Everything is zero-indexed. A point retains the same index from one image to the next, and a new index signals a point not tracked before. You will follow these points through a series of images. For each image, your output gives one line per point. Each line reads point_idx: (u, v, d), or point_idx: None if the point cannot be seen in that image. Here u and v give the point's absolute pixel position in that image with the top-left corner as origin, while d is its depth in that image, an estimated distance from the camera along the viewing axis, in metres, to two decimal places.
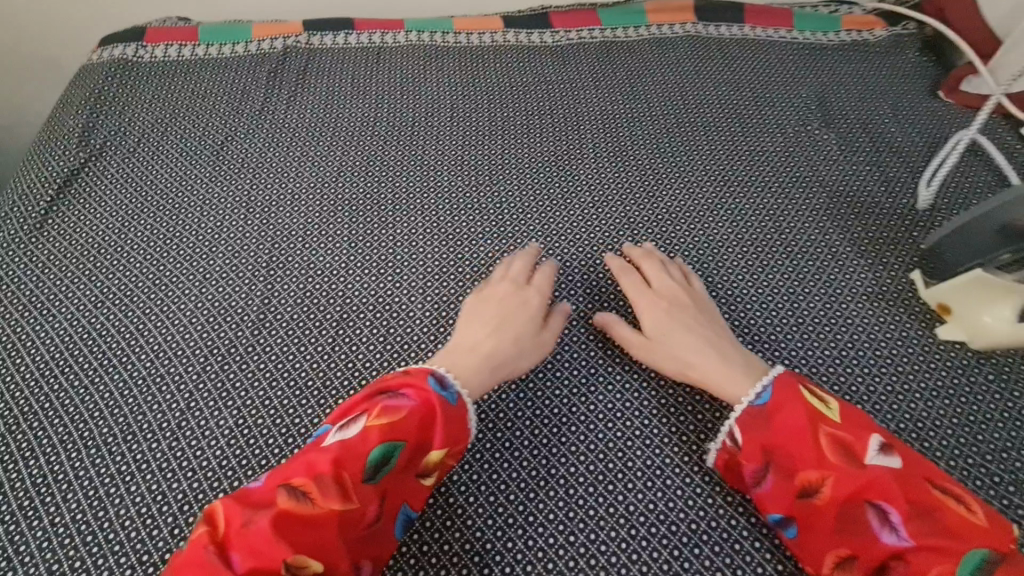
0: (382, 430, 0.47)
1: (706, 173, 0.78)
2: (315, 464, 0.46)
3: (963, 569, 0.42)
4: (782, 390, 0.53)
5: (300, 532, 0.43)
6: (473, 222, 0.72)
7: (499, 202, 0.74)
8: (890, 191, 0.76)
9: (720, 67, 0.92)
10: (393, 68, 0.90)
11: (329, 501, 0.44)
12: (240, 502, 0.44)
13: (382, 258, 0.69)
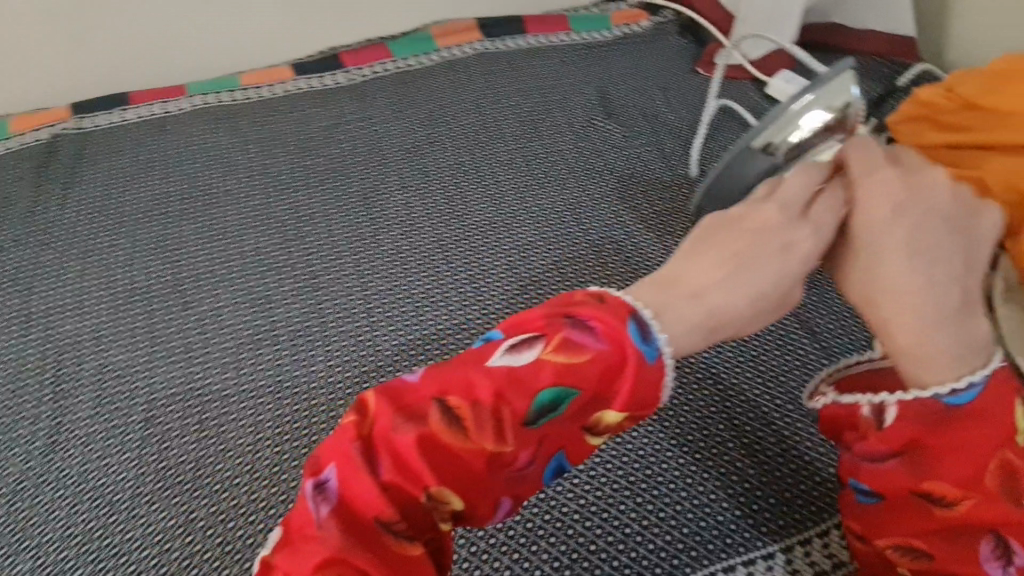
0: (561, 370, 0.43)
1: (507, 183, 0.83)
2: (476, 385, 0.44)
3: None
4: (994, 392, 0.44)
5: (429, 470, 0.42)
6: (281, 280, 0.71)
7: (308, 254, 0.74)
8: (669, 165, 0.85)
9: (510, 77, 0.97)
10: (178, 136, 0.86)
11: (482, 437, 0.43)
12: (392, 405, 0.44)
13: (189, 343, 0.66)
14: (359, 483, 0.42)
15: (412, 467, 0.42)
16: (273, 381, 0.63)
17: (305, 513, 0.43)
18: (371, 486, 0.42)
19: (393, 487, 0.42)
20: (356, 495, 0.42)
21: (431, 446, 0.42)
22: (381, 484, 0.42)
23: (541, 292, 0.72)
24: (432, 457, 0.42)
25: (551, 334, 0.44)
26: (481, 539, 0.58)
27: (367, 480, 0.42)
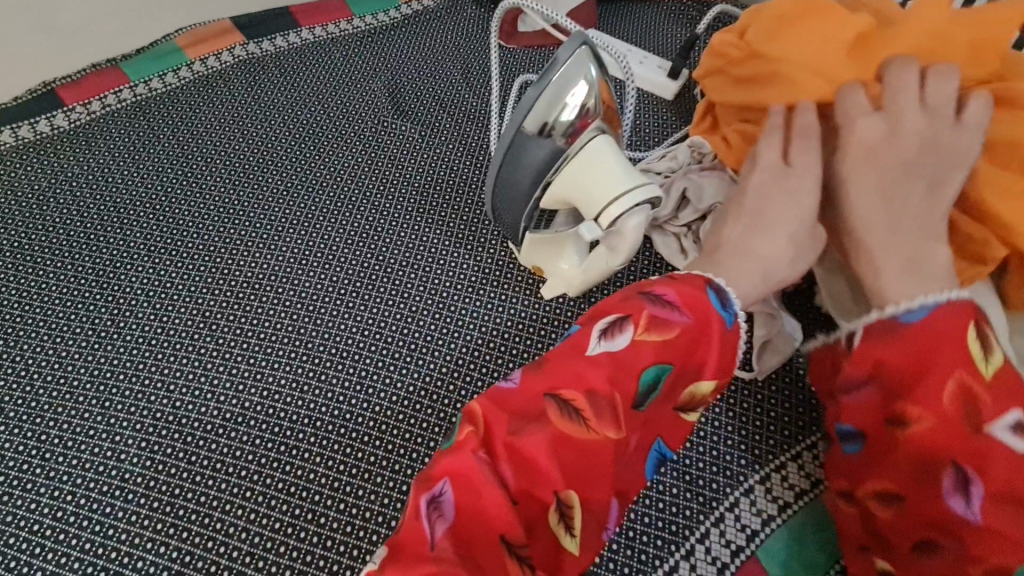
0: (659, 349, 0.42)
1: (286, 221, 0.71)
2: (586, 377, 0.41)
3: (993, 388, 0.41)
4: (954, 320, 0.43)
5: (557, 475, 0.40)
6: (5, 412, 0.59)
7: (38, 368, 0.61)
8: (474, 163, 0.75)
9: (282, 87, 0.82)
10: None
11: (603, 424, 0.41)
12: (505, 414, 0.41)
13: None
14: (529, 472, 0.39)
15: (531, 479, 0.39)
16: (7, 554, 0.52)
17: (417, 529, 0.37)
18: (552, 474, 0.39)
19: (539, 491, 0.39)
20: (527, 487, 0.39)
21: (543, 461, 0.39)
22: (546, 479, 0.39)
23: (333, 348, 0.62)
24: (557, 470, 0.40)
25: (638, 316, 0.43)
26: None
27: (522, 475, 0.39)
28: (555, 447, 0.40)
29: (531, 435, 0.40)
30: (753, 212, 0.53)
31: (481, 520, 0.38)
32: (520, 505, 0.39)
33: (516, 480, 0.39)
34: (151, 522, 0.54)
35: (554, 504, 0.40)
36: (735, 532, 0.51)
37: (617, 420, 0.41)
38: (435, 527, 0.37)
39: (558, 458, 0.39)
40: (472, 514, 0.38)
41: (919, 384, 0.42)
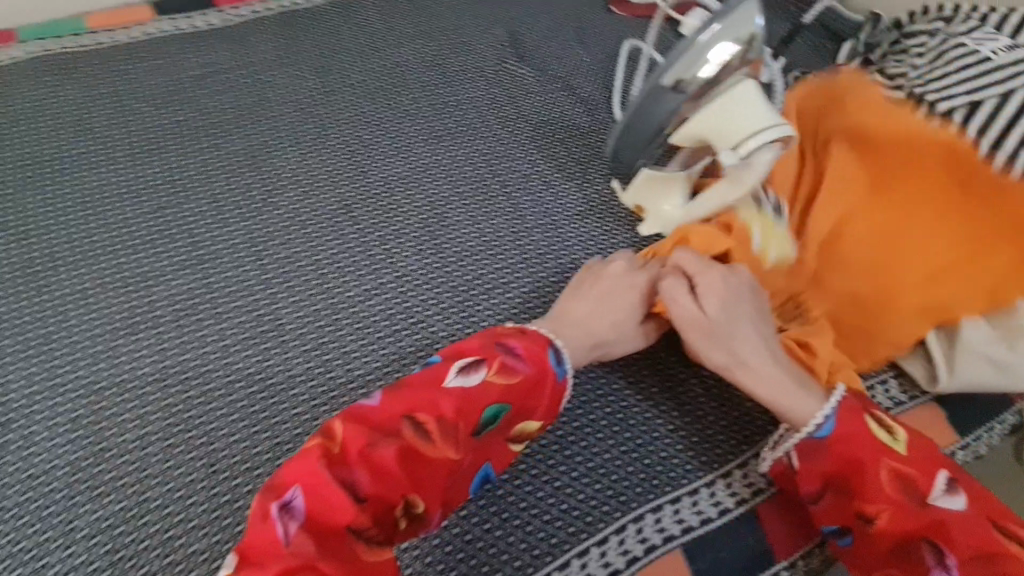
0: (504, 391, 0.49)
1: (416, 133, 0.77)
2: (416, 408, 0.47)
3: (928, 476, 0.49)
4: (846, 419, 0.51)
5: (461, 450, 0.47)
6: (166, 253, 0.65)
7: (192, 221, 0.67)
8: (587, 111, 0.81)
9: (413, 18, 0.88)
10: (22, 94, 0.74)
11: (446, 445, 0.47)
12: (364, 427, 0.45)
13: (53, 341, 0.59)
14: (440, 441, 0.46)
15: (388, 475, 0.44)
16: (171, 369, 0.58)
17: (266, 535, 0.40)
18: (446, 444, 0.46)
19: (434, 463, 0.46)
20: (421, 459, 0.45)
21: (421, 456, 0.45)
22: (451, 455, 0.46)
23: (459, 246, 0.68)
24: (466, 441, 0.48)
25: (491, 361, 0.50)
26: None
27: (398, 469, 0.44)
28: (461, 425, 0.47)
29: (405, 434, 0.46)
30: (601, 292, 0.58)
31: (368, 495, 0.43)
32: (415, 481, 0.45)
33: (419, 455, 0.45)
34: (300, 364, 0.59)
35: (443, 485, 0.46)
36: (756, 475, 0.58)
37: (518, 406, 0.50)
38: (324, 505, 0.42)
39: (473, 424, 0.48)
40: (377, 484, 0.44)
41: (861, 441, 0.50)
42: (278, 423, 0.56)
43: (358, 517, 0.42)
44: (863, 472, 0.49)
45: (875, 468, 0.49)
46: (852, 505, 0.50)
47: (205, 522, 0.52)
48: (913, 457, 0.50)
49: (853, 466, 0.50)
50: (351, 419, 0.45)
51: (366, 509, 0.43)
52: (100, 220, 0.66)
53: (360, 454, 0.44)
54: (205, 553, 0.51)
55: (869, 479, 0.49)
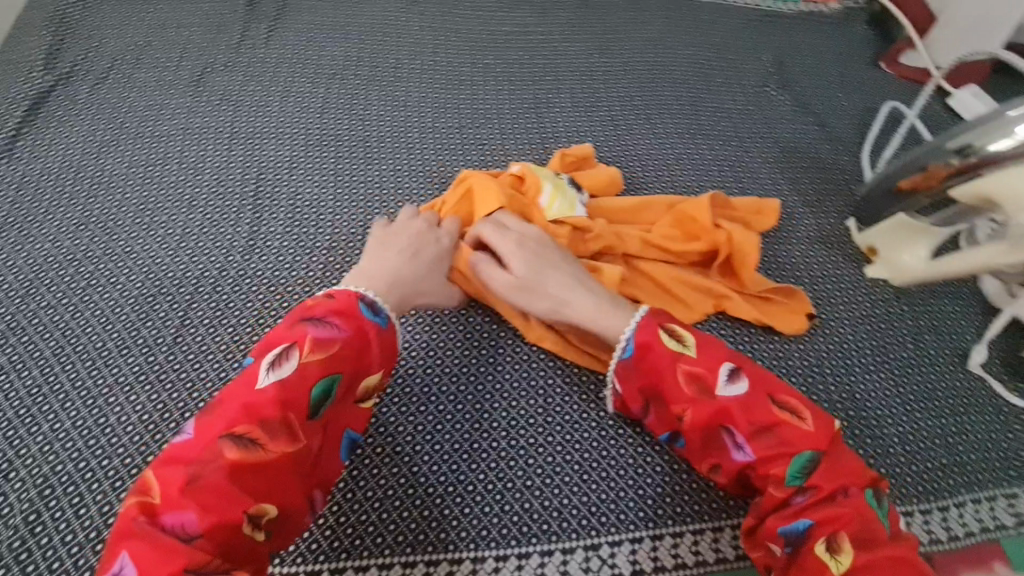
0: (664, 358, 0.53)
1: (674, 126, 0.85)
2: (253, 408, 0.44)
3: (793, 466, 0.49)
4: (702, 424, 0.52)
5: (723, 413, 0.51)
6: (459, 161, 0.76)
7: (482, 142, 0.78)
8: (835, 150, 0.84)
9: (689, 28, 0.97)
10: (373, 10, 0.90)
11: (278, 444, 0.44)
12: (249, 423, 0.43)
13: (367, 192, 0.71)
14: (667, 385, 0.52)
15: (665, 382, 0.53)
16: None
17: (207, 502, 0.40)
18: (678, 390, 0.52)
19: (675, 407, 0.52)
20: (670, 394, 0.52)
21: (708, 389, 0.51)
22: (682, 405, 0.52)
23: None
24: (676, 399, 0.52)
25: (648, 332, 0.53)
26: (610, 427, 0.60)
27: (672, 383, 0.52)
28: (686, 387, 0.52)
29: (687, 362, 0.52)
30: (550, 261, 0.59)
31: (317, 374, 0.47)
32: (659, 404, 0.54)
33: (714, 395, 0.51)
34: None
35: (640, 408, 0.56)
36: (954, 523, 0.58)
37: (762, 420, 0.50)
38: (623, 363, 0.55)
39: (726, 404, 0.51)
40: (627, 377, 0.55)
41: (779, 431, 0.50)
42: None
43: (305, 393, 0.46)
44: (773, 450, 0.50)
45: (778, 456, 0.49)
46: (738, 473, 0.52)
47: (459, 380, 0.61)
48: (789, 451, 0.49)
49: (767, 446, 0.50)
50: (649, 320, 0.54)
51: (652, 403, 0.55)
52: (416, 119, 0.79)
53: (319, 332, 0.48)
54: (455, 403, 0.60)
55: (762, 458, 0.50)
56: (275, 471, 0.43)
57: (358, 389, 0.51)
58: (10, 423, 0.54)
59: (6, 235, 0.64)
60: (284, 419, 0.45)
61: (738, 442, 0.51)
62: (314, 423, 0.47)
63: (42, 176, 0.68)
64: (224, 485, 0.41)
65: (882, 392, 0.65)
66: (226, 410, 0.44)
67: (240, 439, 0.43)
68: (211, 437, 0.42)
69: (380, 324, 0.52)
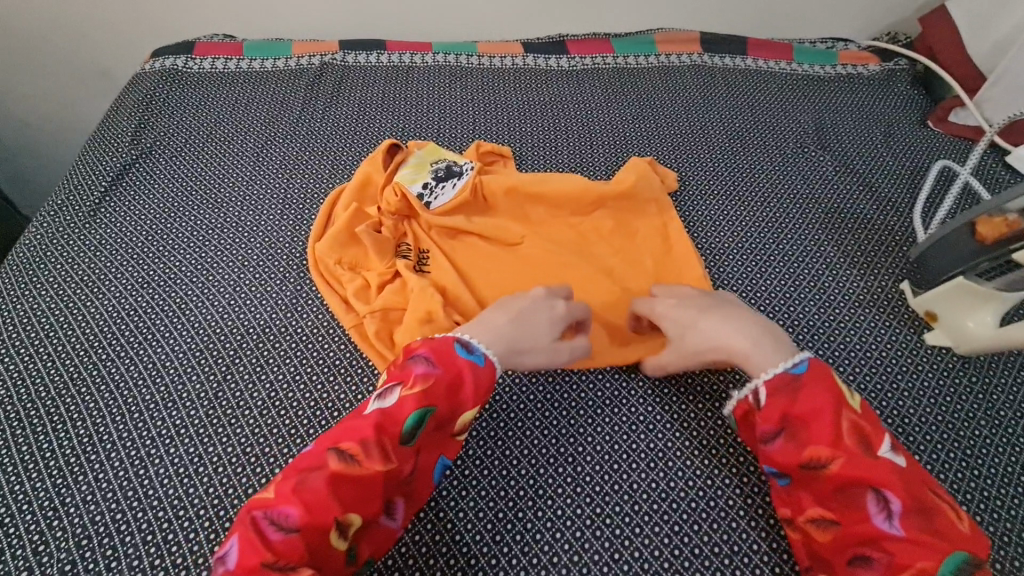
0: (817, 406, 0.51)
1: (708, 189, 0.85)
2: (354, 428, 0.50)
3: (945, 567, 0.43)
4: (816, 371, 0.53)
5: (877, 470, 0.47)
6: None
7: None
8: (883, 211, 0.81)
9: (725, 93, 0.99)
10: (421, 85, 0.98)
11: (372, 464, 0.48)
12: (353, 441, 0.49)
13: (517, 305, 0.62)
14: (817, 420, 0.50)
15: (817, 422, 0.50)
16: None
17: (294, 494, 0.46)
18: (824, 428, 0.50)
19: (818, 443, 0.50)
20: (813, 431, 0.50)
21: (870, 447, 0.49)
22: (824, 446, 0.49)
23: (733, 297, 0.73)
24: (825, 442, 0.49)
25: (819, 368, 0.53)
26: (642, 502, 0.57)
27: (826, 422, 0.50)
28: (846, 436, 0.49)
29: (848, 412, 0.50)
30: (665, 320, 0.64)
31: (414, 406, 0.51)
32: (797, 434, 0.51)
33: (872, 452, 0.48)
34: None
35: (770, 431, 0.52)
36: None
37: (921, 494, 0.47)
38: (782, 381, 0.53)
39: (885, 465, 0.47)
40: (774, 396, 0.53)
41: (935, 520, 0.45)
42: (553, 385, 0.65)
43: (401, 421, 0.50)
44: (929, 537, 0.44)
45: (926, 550, 0.44)
46: (861, 540, 0.47)
47: (487, 444, 0.61)
48: (940, 548, 0.44)
49: (917, 525, 0.45)
50: (819, 366, 0.53)
51: (793, 434, 0.51)
52: None
53: (419, 368, 0.53)
54: (481, 469, 0.60)
55: (907, 541, 0.45)
56: (370, 491, 0.48)
57: (455, 423, 0.54)
58: (60, 471, 0.56)
59: (79, 291, 0.70)
60: (379, 441, 0.49)
61: (888, 510, 0.46)
62: (407, 451, 0.50)
63: (118, 239, 0.76)
64: (322, 492, 0.47)
65: (953, 474, 0.59)
66: (336, 433, 0.51)
67: (344, 455, 0.49)
68: (323, 449, 0.50)
69: (472, 364, 0.55)
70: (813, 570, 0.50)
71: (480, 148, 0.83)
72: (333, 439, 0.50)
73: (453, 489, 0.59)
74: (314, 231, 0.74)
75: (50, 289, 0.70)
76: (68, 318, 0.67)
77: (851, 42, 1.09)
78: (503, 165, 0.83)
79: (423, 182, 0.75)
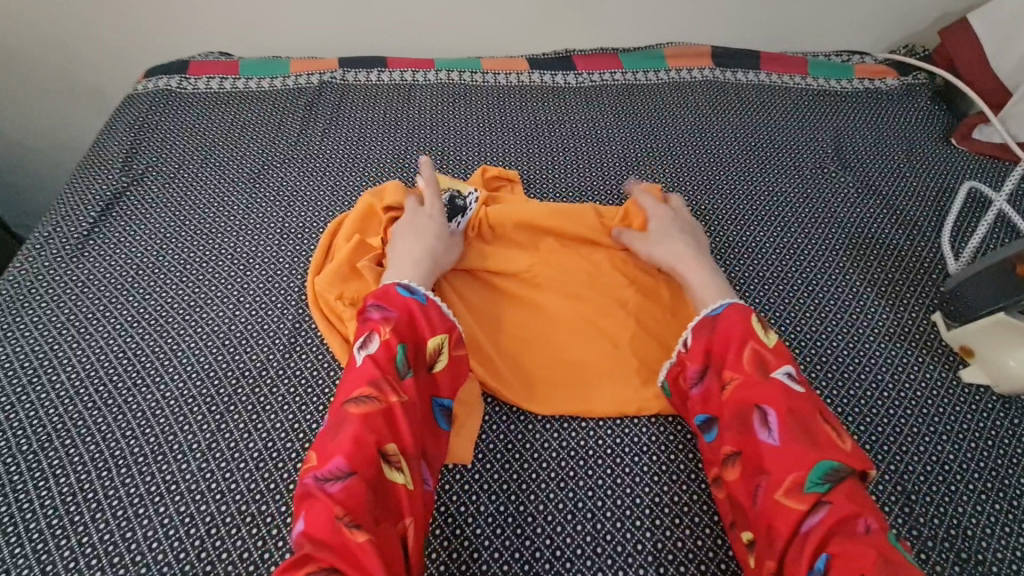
0: (727, 342, 0.57)
1: (726, 212, 0.81)
2: (354, 380, 0.54)
3: (811, 473, 0.49)
4: (732, 310, 0.59)
5: (766, 390, 0.53)
6: None
7: None
8: (909, 236, 0.78)
9: (739, 111, 0.95)
10: (423, 105, 0.94)
11: (383, 401, 0.53)
12: (357, 389, 0.53)
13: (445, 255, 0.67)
14: (727, 352, 0.57)
15: (729, 352, 0.57)
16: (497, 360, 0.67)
17: (335, 447, 0.50)
18: (732, 358, 0.56)
19: (725, 370, 0.56)
20: (725, 361, 0.57)
21: (766, 370, 0.55)
22: (731, 372, 0.56)
23: None
24: (732, 368, 0.56)
25: (740, 309, 0.60)
26: (669, 564, 0.53)
27: (734, 353, 0.56)
28: (747, 363, 0.55)
29: (755, 342, 0.57)
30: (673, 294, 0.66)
31: (394, 345, 0.56)
32: (718, 369, 0.57)
33: (767, 373, 0.55)
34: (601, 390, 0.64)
35: (697, 369, 0.58)
36: None
37: (804, 413, 0.52)
38: (704, 322, 0.61)
39: (774, 384, 0.54)
40: (699, 334, 0.60)
41: (816, 436, 0.51)
42: (570, 432, 0.62)
43: (388, 360, 0.55)
44: (803, 447, 0.50)
45: (799, 459, 0.49)
46: (755, 459, 0.51)
47: (500, 498, 0.57)
48: (810, 457, 0.49)
49: (795, 437, 0.51)
50: (738, 308, 0.60)
51: (709, 368, 0.58)
52: None
53: (380, 314, 0.58)
54: (494, 527, 0.56)
55: (788, 452, 0.50)
56: (390, 421, 0.52)
57: (427, 354, 0.59)
58: (41, 534, 0.52)
59: (65, 331, 0.66)
60: (386, 380, 0.54)
61: (770, 425, 0.52)
62: (407, 383, 0.55)
63: (106, 274, 0.72)
64: (355, 436, 0.50)
65: (998, 528, 0.55)
66: (342, 388, 0.54)
67: (360, 399, 0.53)
68: (339, 407, 0.53)
69: (418, 299, 0.60)
70: (737, 526, 0.52)
71: (486, 172, 0.80)
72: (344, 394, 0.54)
73: (463, 550, 0.55)
74: (314, 263, 0.71)
75: (34, 329, 0.66)
76: (52, 362, 0.64)
77: (867, 55, 1.06)
78: (510, 190, 0.80)
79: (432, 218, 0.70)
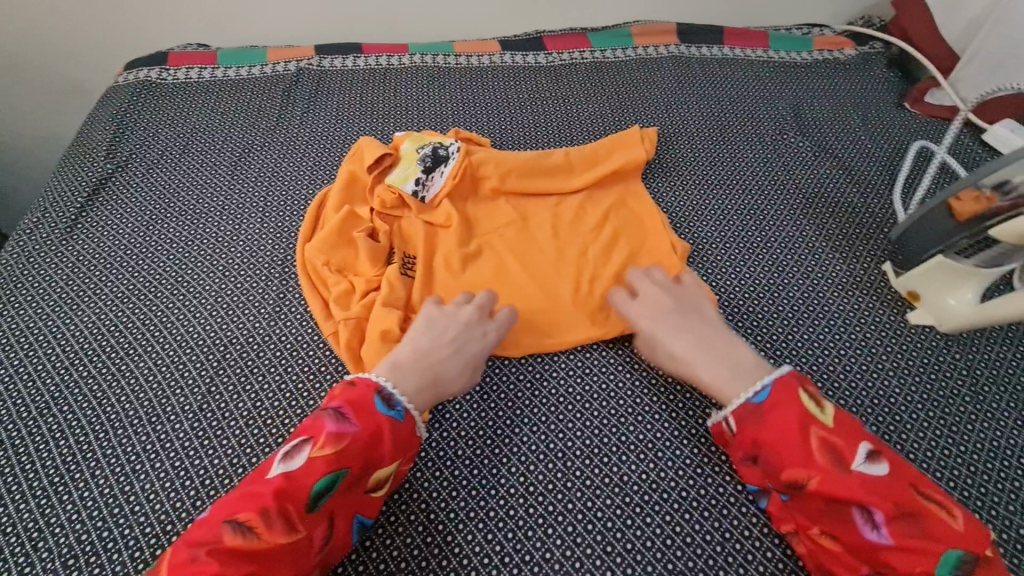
0: (787, 431, 0.51)
1: (690, 179, 0.85)
2: (260, 494, 0.48)
3: (941, 567, 0.44)
4: (782, 390, 0.53)
5: (853, 487, 0.48)
6: None
7: None
8: (863, 193, 0.82)
9: (703, 84, 0.99)
10: (398, 87, 0.97)
11: (273, 535, 0.46)
12: (255, 508, 0.47)
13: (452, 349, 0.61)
14: (785, 444, 0.51)
15: (790, 445, 0.50)
16: None
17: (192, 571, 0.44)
18: (796, 450, 0.50)
19: (790, 468, 0.50)
20: (784, 456, 0.51)
21: (842, 460, 0.49)
22: (799, 467, 0.50)
23: (719, 286, 0.73)
24: (800, 465, 0.50)
25: (787, 387, 0.53)
26: (633, 494, 0.57)
27: (797, 445, 0.50)
28: (820, 456, 0.49)
29: (817, 428, 0.51)
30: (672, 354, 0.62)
31: (323, 469, 0.49)
32: (770, 459, 0.51)
33: (846, 465, 0.49)
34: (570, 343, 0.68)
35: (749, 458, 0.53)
36: None
37: (904, 500, 0.47)
38: (748, 409, 0.54)
39: (859, 476, 0.48)
40: (744, 425, 0.54)
41: (922, 521, 0.46)
42: (541, 381, 0.65)
43: (308, 486, 0.48)
44: (916, 541, 0.45)
45: (919, 556, 0.45)
46: (860, 556, 0.47)
47: (476, 443, 0.61)
48: (933, 551, 0.45)
49: (906, 533, 0.46)
50: (784, 383, 0.54)
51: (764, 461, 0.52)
52: None
53: (332, 425, 0.51)
54: (471, 468, 0.59)
55: (903, 551, 0.46)
56: (273, 562, 0.46)
57: (369, 479, 0.52)
58: (44, 492, 0.56)
59: (58, 308, 0.69)
60: (283, 511, 0.47)
61: (874, 521, 0.47)
62: (316, 516, 0.49)
63: (96, 255, 0.75)
64: (214, 568, 0.44)
65: (940, 452, 0.59)
66: (237, 499, 0.48)
67: (238, 526, 0.46)
68: (218, 519, 0.47)
69: (393, 417, 0.54)
70: None
71: (458, 134, 0.83)
72: (234, 508, 0.48)
73: (442, 490, 0.58)
74: (303, 234, 0.74)
75: (28, 307, 0.69)
76: (47, 337, 0.67)
77: (827, 27, 1.10)
78: None
79: (415, 178, 0.74)
